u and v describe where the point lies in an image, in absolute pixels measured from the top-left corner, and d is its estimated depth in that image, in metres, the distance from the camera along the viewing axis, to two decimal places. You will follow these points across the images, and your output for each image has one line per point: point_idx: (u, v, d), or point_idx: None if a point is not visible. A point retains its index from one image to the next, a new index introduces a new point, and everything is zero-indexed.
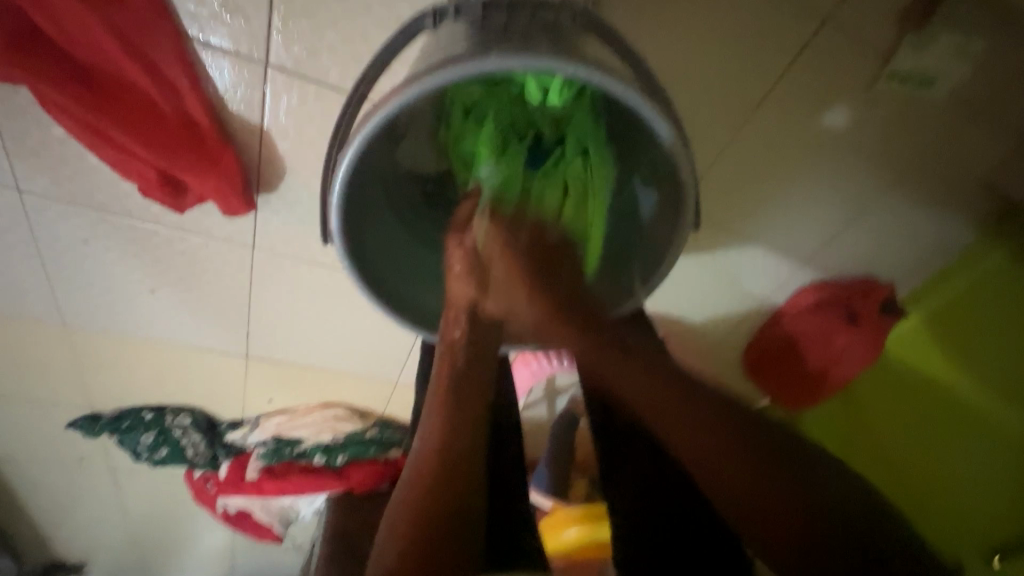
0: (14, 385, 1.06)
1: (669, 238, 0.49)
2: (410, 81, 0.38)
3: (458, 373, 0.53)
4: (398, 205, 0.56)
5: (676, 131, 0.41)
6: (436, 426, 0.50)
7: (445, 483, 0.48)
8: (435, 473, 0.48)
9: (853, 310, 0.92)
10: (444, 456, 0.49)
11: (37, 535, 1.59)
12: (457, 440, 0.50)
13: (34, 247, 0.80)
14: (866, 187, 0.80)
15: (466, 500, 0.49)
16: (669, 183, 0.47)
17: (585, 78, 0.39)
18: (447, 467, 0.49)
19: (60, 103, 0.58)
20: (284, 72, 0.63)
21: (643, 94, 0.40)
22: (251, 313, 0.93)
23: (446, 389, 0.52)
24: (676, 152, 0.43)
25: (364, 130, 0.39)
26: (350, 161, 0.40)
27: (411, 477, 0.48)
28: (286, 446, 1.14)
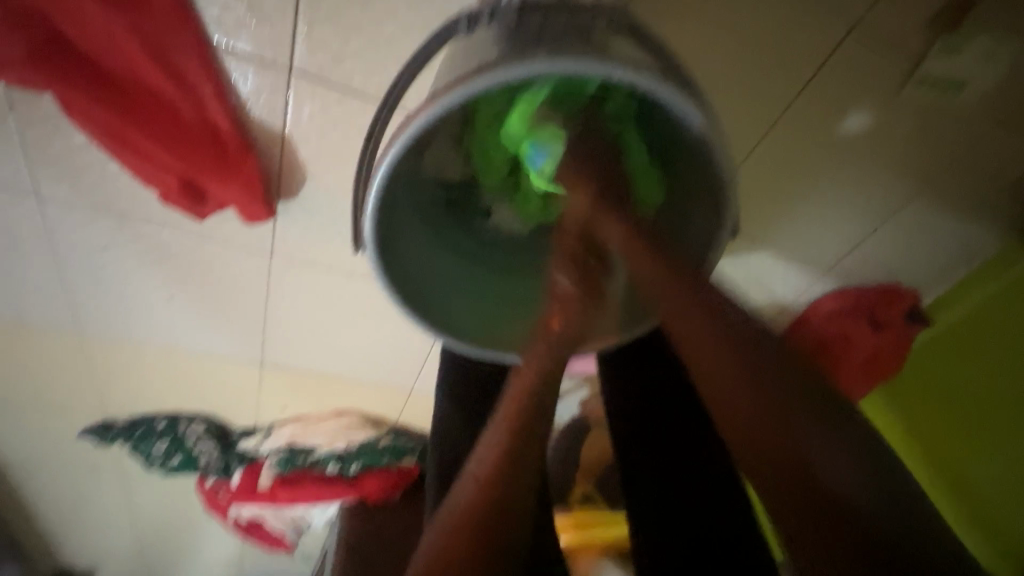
0: (28, 392, 1.05)
1: (704, 244, 0.49)
2: (454, 85, 0.38)
3: (538, 407, 0.46)
4: (427, 211, 0.55)
5: (708, 116, 0.40)
6: (503, 450, 0.44)
7: (508, 514, 0.41)
8: (496, 502, 0.41)
9: (877, 318, 0.91)
10: (504, 479, 0.42)
11: (46, 542, 1.58)
12: (524, 466, 0.43)
13: (52, 254, 0.80)
14: (893, 192, 0.79)
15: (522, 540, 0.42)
16: (706, 189, 0.46)
17: (633, 80, 0.38)
18: (508, 494, 0.42)
19: (84, 109, 0.58)
20: (308, 78, 0.63)
21: (686, 97, 0.39)
22: (267, 320, 0.93)
23: (517, 415, 0.45)
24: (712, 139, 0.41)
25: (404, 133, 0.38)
26: (388, 167, 0.39)
27: (468, 497, 0.42)
28: (298, 455, 1.12)
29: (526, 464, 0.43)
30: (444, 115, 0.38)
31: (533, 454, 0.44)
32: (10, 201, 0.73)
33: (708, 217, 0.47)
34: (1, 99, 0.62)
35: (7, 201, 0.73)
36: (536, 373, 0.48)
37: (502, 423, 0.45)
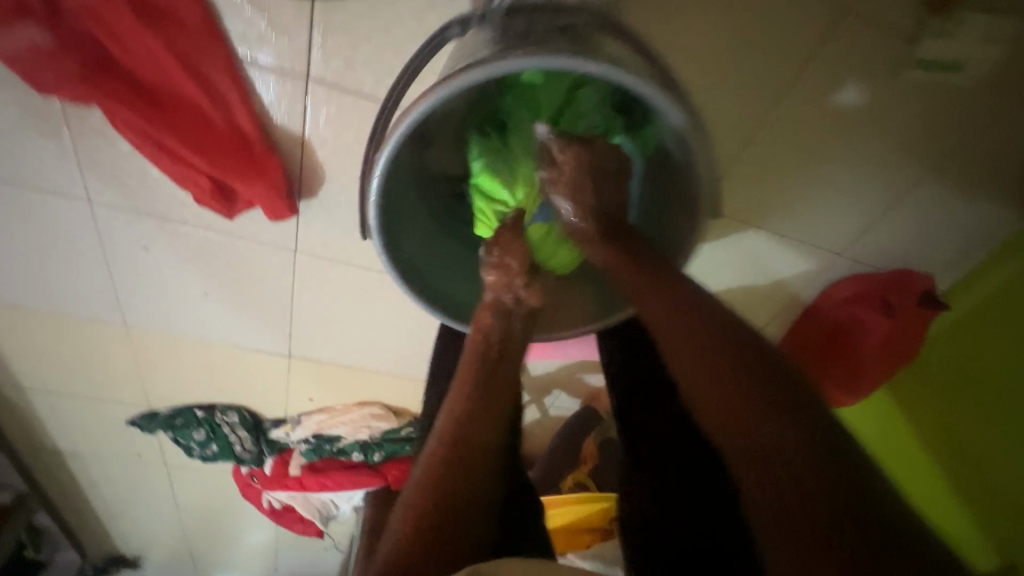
0: (82, 384, 1.15)
1: (689, 229, 0.52)
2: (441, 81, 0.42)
3: (487, 365, 0.53)
4: (431, 203, 0.60)
5: (686, 116, 0.44)
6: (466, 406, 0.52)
7: (464, 461, 0.50)
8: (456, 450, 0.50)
9: (890, 302, 0.90)
10: (464, 427, 0.51)
11: (99, 527, 1.70)
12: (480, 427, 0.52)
13: (102, 254, 0.88)
14: (898, 176, 0.79)
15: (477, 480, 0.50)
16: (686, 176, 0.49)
17: (604, 73, 0.41)
18: (465, 440, 0.51)
19: (127, 120, 0.65)
20: (324, 83, 0.68)
21: (659, 88, 0.42)
22: (294, 314, 0.99)
23: (478, 375, 0.53)
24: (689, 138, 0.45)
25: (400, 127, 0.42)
26: (387, 158, 0.43)
27: (436, 444, 0.51)
28: (325, 443, 1.22)
29: (485, 416, 0.52)
30: (433, 110, 0.42)
31: (490, 412, 0.52)
32: (65, 207, 0.81)
33: (681, 221, 0.53)
34: (58, 114, 0.70)
35: (63, 206, 0.81)
36: (486, 339, 0.54)
37: (460, 379, 0.53)
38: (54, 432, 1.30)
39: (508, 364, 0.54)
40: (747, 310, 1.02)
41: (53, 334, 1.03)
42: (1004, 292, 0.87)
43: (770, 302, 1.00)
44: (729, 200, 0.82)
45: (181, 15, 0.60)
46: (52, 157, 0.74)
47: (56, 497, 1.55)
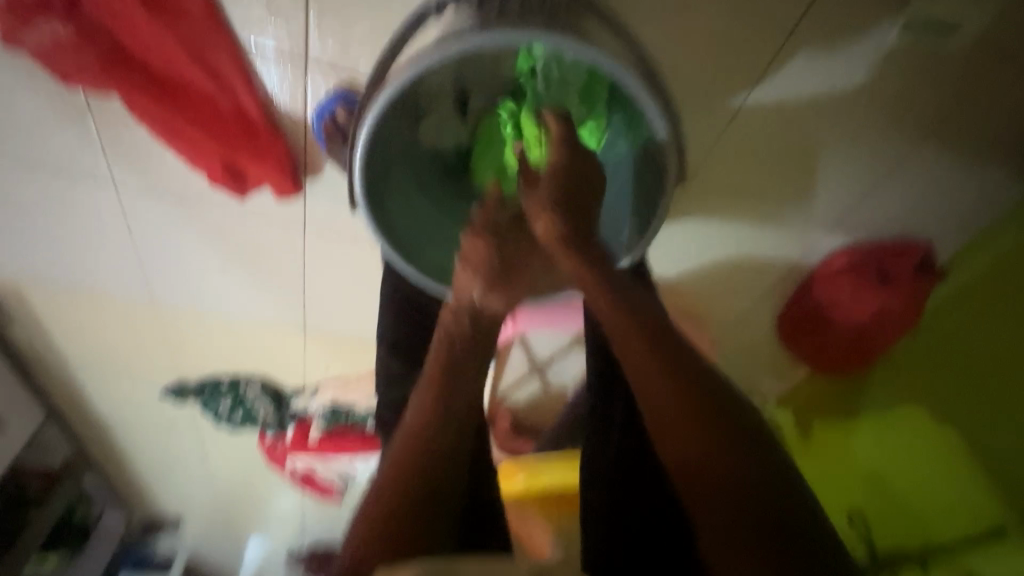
0: (118, 356, 1.24)
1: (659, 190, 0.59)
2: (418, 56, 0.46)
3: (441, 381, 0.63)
4: (422, 176, 0.64)
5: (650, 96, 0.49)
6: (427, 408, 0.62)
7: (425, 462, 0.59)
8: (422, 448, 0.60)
9: (886, 271, 0.91)
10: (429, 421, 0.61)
11: (141, 490, 1.84)
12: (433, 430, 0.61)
13: (129, 234, 0.95)
14: (893, 142, 0.79)
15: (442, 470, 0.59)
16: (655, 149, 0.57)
17: (564, 45, 0.46)
18: (429, 436, 0.60)
19: (143, 106, 0.69)
20: (322, 68, 0.71)
21: (618, 61, 0.47)
22: (306, 288, 1.05)
23: (442, 370, 0.64)
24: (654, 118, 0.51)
25: (380, 100, 0.46)
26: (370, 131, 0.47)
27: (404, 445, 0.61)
28: (341, 412, 1.31)
29: (450, 413, 0.62)
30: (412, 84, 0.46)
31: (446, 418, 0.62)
32: (93, 190, 0.87)
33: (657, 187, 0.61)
34: (81, 102, 0.75)
35: (91, 190, 0.87)
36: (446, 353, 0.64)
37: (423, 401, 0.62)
38: (96, 401, 1.41)
39: (462, 352, 0.64)
40: (744, 279, 1.03)
41: (90, 310, 1.11)
42: (991, 274, 0.89)
43: (766, 273, 1.01)
44: (720, 170, 0.84)
45: (186, 6, 0.64)
46: (79, 145, 0.80)
47: (101, 462, 1.68)
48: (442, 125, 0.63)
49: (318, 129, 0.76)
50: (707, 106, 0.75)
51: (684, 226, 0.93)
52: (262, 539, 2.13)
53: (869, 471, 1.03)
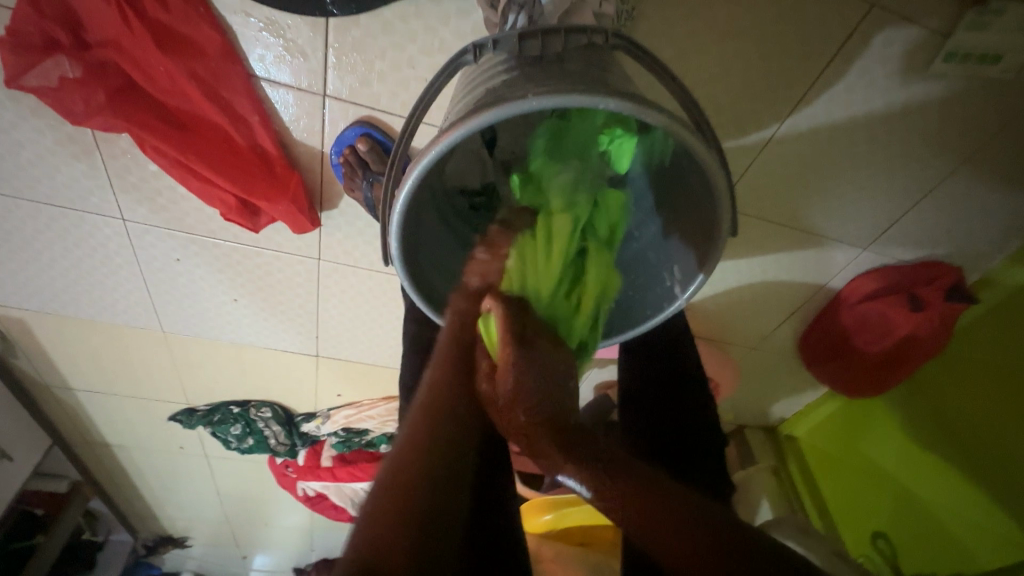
0: (125, 384, 1.21)
1: (703, 242, 0.52)
2: (460, 119, 0.42)
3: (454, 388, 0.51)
4: (448, 218, 0.61)
5: (710, 154, 0.45)
6: (446, 371, 0.52)
7: (444, 476, 0.46)
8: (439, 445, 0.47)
9: (917, 297, 0.89)
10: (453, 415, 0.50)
11: (148, 511, 1.82)
12: (450, 435, 0.48)
13: (137, 266, 0.92)
14: (928, 168, 0.77)
15: (460, 476, 0.47)
16: (705, 205, 0.50)
17: (618, 107, 0.42)
18: (448, 436, 0.48)
19: (154, 145, 0.67)
20: (339, 99, 0.68)
21: (685, 124, 0.43)
22: (319, 317, 1.02)
23: (461, 336, 0.54)
24: (713, 175, 0.46)
25: (422, 160, 0.42)
26: (409, 191, 0.44)
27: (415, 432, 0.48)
28: (354, 436, 1.29)
29: (467, 371, 0.53)
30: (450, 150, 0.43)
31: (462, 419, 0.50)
32: (101, 224, 0.84)
33: (697, 243, 0.53)
34: (90, 138, 0.72)
35: (99, 224, 0.84)
36: (454, 358, 0.53)
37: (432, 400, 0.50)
38: (102, 427, 1.38)
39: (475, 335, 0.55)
40: (769, 301, 1.01)
41: (96, 339, 1.08)
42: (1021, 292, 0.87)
43: (791, 296, 0.99)
44: (747, 197, 0.82)
45: (199, 42, 0.61)
46: (86, 179, 0.77)
47: (107, 485, 1.65)
48: (468, 166, 0.60)
49: (337, 164, 0.74)
50: (738, 133, 0.74)
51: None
52: (270, 555, 2.11)
53: (899, 486, 1.05)
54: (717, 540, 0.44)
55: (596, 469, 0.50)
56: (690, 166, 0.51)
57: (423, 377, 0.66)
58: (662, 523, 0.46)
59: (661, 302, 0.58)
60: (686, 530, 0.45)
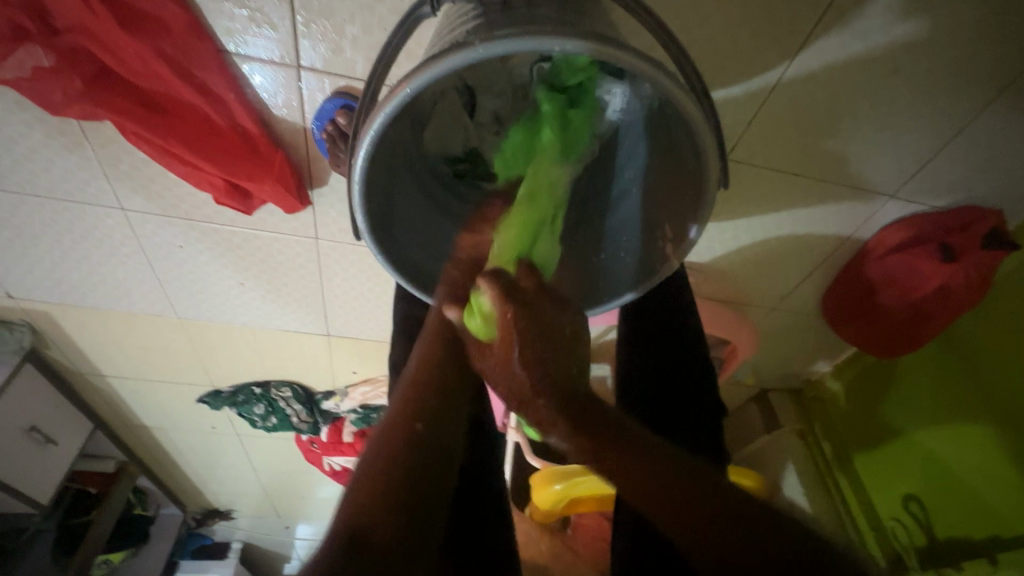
0: (151, 369, 1.26)
1: (693, 199, 0.48)
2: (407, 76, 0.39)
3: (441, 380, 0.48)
4: (426, 186, 0.58)
5: (691, 99, 0.40)
6: (436, 356, 0.49)
7: (429, 438, 0.43)
8: (425, 433, 0.43)
9: (950, 247, 0.81)
10: (442, 378, 0.47)
11: (192, 486, 1.92)
12: (437, 403, 0.46)
13: (143, 254, 0.93)
14: (960, 101, 0.69)
15: (445, 461, 0.43)
16: (692, 160, 0.46)
17: (577, 49, 0.38)
18: (434, 433, 0.44)
19: (137, 132, 0.66)
20: (314, 70, 0.66)
21: (657, 64, 0.38)
22: (325, 295, 1.03)
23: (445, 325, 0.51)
24: (697, 122, 0.41)
25: (377, 119, 0.40)
26: (366, 152, 0.42)
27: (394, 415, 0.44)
28: (372, 412, 1.31)
29: (457, 362, 0.49)
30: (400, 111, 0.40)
31: (447, 395, 0.47)
32: (102, 215, 0.85)
33: (686, 206, 0.49)
34: (76, 129, 0.72)
35: (100, 215, 0.85)
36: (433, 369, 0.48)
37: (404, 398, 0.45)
38: (138, 410, 1.44)
39: (466, 305, 0.53)
40: (788, 259, 0.95)
41: (117, 327, 1.12)
42: None
43: (810, 252, 0.93)
44: (756, 146, 0.76)
45: (165, 20, 0.59)
46: (82, 171, 0.78)
47: (151, 463, 1.75)
48: (447, 133, 0.56)
49: (320, 139, 0.69)
50: (743, 76, 0.68)
51: (720, 212, 0.85)
52: (310, 525, 2.22)
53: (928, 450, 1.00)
54: (726, 474, 0.40)
55: (650, 363, 0.48)
56: (676, 118, 0.46)
57: (418, 348, 0.66)
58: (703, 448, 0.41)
59: (651, 263, 0.54)
60: (717, 441, 0.41)
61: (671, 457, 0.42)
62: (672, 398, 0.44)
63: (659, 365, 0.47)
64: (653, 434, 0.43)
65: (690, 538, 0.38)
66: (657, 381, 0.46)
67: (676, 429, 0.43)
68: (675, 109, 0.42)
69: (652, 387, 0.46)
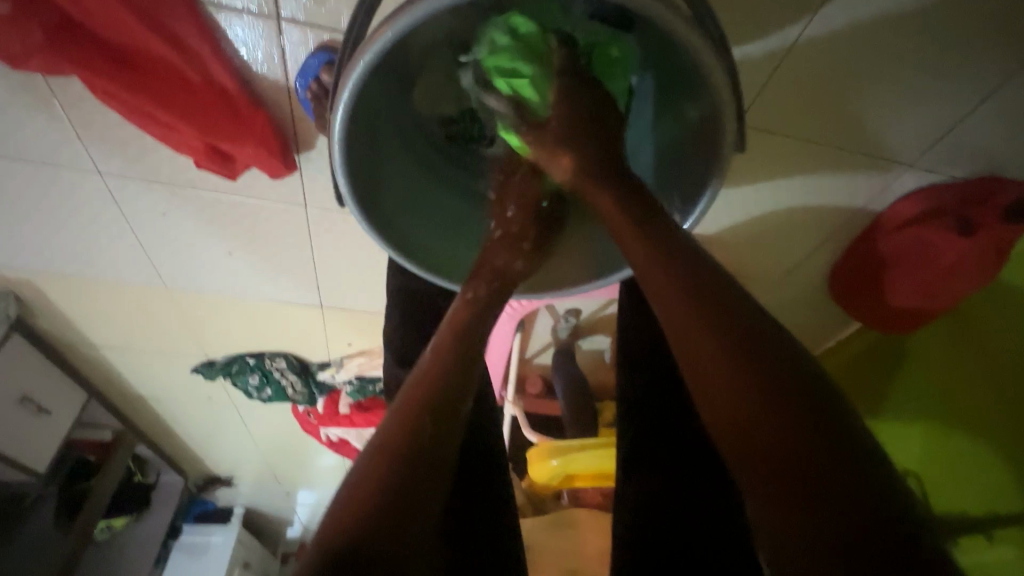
0: (142, 339, 1.24)
1: (707, 162, 0.44)
2: (388, 16, 0.36)
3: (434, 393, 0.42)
4: (418, 149, 0.55)
5: (705, 46, 0.36)
6: (447, 365, 0.43)
7: (430, 454, 0.39)
8: (398, 460, 0.37)
9: (968, 219, 0.77)
10: (444, 390, 0.42)
11: (192, 454, 1.94)
12: (432, 412, 0.40)
13: (125, 221, 0.89)
14: (993, 61, 0.64)
15: (438, 481, 0.39)
16: (705, 116, 0.42)
17: None
18: (413, 455, 0.38)
19: (105, 89, 0.62)
20: (296, 22, 0.61)
21: (668, 5, 0.34)
22: (317, 266, 0.99)
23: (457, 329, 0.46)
24: (710, 71, 0.37)
25: (358, 66, 0.37)
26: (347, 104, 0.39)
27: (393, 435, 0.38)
28: (368, 383, 1.30)
29: (464, 373, 0.44)
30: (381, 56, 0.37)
31: (451, 408, 0.42)
32: (79, 179, 0.81)
33: (700, 170, 0.46)
34: (43, 85, 0.67)
35: (77, 179, 0.81)
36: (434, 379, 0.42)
37: (395, 412, 0.40)
38: (132, 380, 1.43)
39: (485, 315, 0.48)
40: (797, 231, 0.91)
41: (104, 297, 1.09)
42: None
43: (820, 223, 0.90)
44: (770, 109, 0.71)
45: None
46: (54, 132, 0.74)
47: (149, 433, 1.75)
48: (439, 88, 0.52)
49: (304, 98, 0.65)
50: (762, 30, 0.62)
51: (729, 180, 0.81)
52: (311, 492, 2.25)
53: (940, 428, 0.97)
54: (833, 427, 0.29)
55: (673, 321, 0.37)
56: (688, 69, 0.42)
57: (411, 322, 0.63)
58: (777, 401, 0.31)
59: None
60: (784, 390, 0.31)
61: (733, 428, 0.32)
62: (720, 370, 0.34)
63: (679, 314, 0.37)
64: (718, 397, 0.34)
65: (786, 540, 0.28)
66: (685, 342, 0.37)
67: (721, 395, 0.33)
68: (689, 58, 0.38)
69: (686, 348, 0.37)
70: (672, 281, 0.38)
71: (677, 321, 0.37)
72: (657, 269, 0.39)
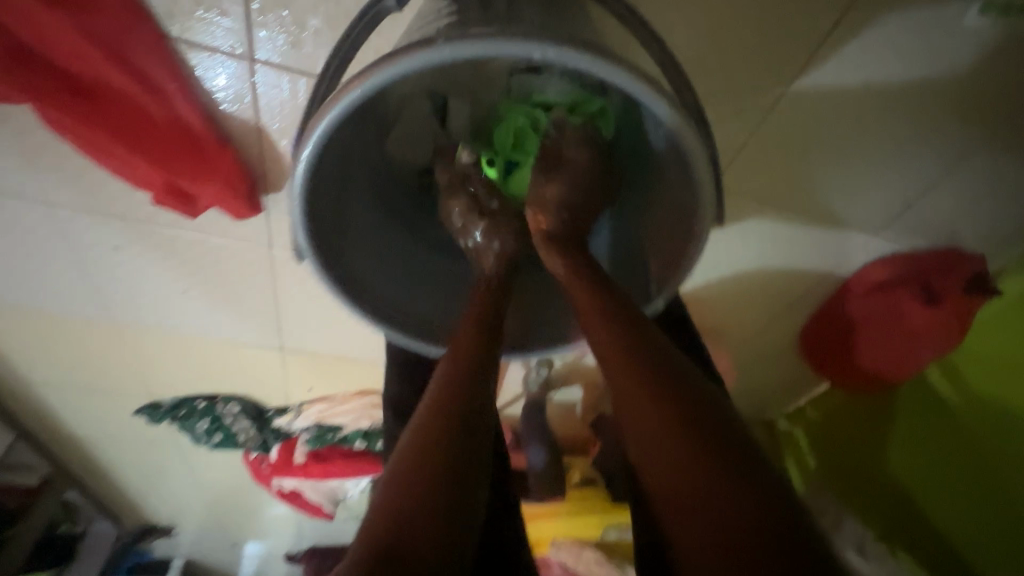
0: (81, 376, 1.15)
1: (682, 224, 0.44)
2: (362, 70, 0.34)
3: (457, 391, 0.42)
4: (386, 197, 0.52)
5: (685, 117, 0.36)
6: (464, 369, 0.44)
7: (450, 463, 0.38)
8: (444, 450, 0.38)
9: (930, 287, 0.79)
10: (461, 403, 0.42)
11: (129, 500, 1.78)
12: (456, 424, 0.40)
13: (72, 254, 0.84)
14: (952, 141, 0.67)
15: (468, 494, 0.38)
16: (682, 191, 0.43)
17: (560, 57, 0.33)
18: (442, 447, 0.39)
19: (57, 120, 0.58)
20: (273, 64, 0.60)
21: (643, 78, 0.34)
22: (279, 308, 0.95)
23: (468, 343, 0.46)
24: (687, 139, 0.37)
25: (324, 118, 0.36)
26: (312, 151, 0.37)
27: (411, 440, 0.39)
28: (327, 432, 1.21)
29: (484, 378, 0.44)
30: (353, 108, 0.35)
31: (469, 418, 0.41)
32: (24, 208, 0.76)
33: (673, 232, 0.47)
34: None
35: (22, 208, 0.76)
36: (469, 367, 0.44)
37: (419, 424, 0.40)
38: (67, 420, 1.32)
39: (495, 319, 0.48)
40: (771, 291, 0.92)
41: (43, 331, 1.01)
42: None
43: (792, 285, 0.90)
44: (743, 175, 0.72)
45: None
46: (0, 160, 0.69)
47: (82, 476, 1.61)
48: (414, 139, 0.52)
49: None
50: (736, 100, 0.64)
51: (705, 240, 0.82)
52: (260, 543, 2.08)
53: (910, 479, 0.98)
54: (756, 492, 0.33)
55: (622, 390, 0.41)
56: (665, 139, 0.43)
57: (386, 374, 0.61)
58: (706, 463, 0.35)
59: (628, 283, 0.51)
60: (710, 452, 0.35)
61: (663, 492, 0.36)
62: (653, 438, 0.38)
63: (631, 390, 0.40)
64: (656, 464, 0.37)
65: None
66: (631, 412, 0.40)
67: (661, 466, 0.36)
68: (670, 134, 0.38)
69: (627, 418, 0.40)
70: (617, 348, 0.42)
71: (628, 399, 0.40)
72: (619, 343, 0.43)
